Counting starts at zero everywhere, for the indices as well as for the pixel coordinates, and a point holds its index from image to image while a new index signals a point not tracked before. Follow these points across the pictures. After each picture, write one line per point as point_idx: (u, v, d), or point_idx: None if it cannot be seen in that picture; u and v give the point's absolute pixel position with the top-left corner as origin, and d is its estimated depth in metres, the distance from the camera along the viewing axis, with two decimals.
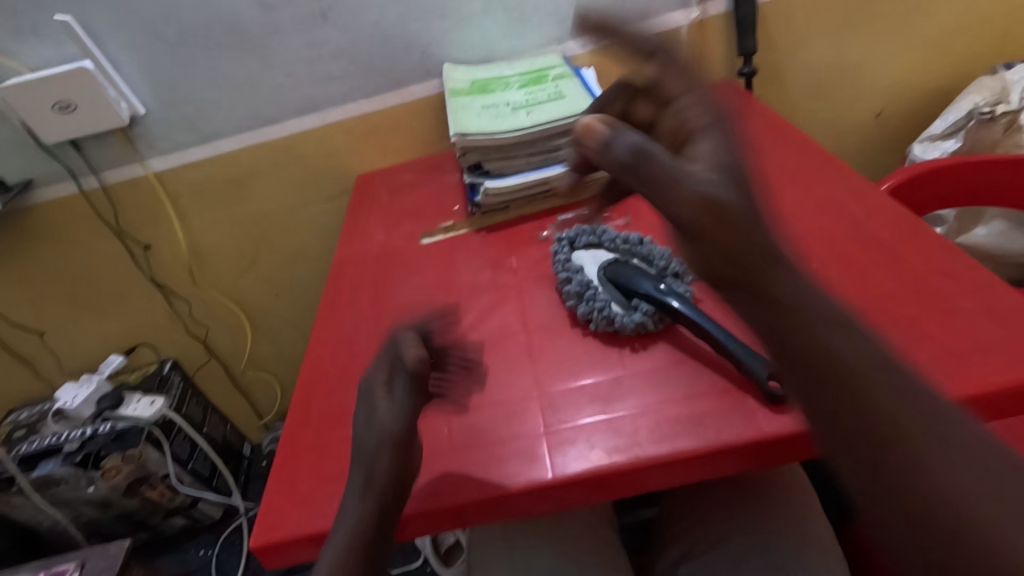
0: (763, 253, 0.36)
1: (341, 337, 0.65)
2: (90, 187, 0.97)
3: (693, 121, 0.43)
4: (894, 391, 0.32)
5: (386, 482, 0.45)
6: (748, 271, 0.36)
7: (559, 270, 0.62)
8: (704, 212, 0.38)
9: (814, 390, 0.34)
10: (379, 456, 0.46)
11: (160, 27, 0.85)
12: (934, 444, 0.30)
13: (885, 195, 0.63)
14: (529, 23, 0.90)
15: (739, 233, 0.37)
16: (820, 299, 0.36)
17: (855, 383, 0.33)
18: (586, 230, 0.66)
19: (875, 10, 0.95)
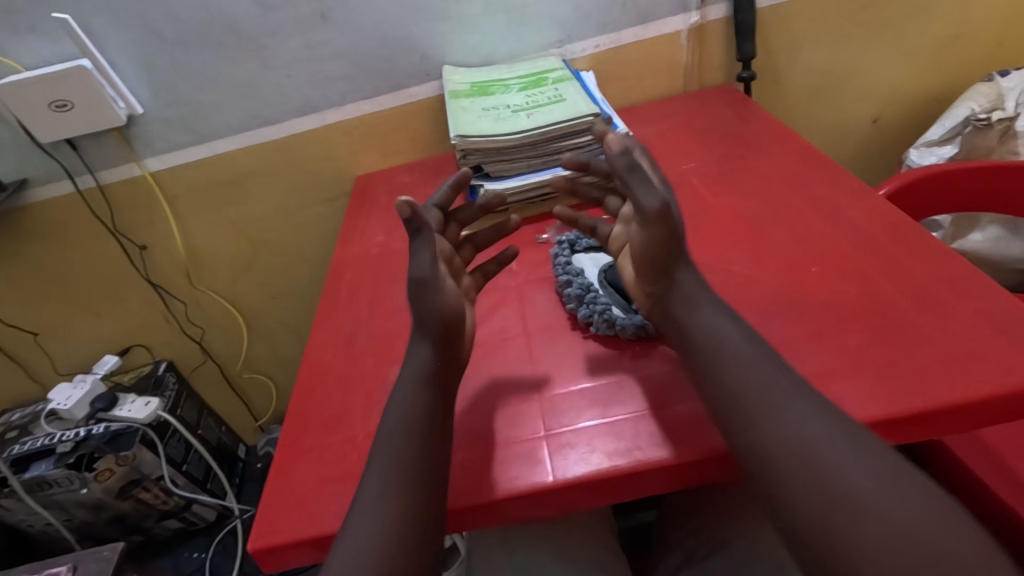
0: (679, 259, 0.53)
1: (340, 339, 0.65)
2: (86, 187, 0.97)
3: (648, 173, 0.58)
4: (768, 374, 0.45)
5: (441, 315, 0.51)
6: (667, 267, 0.52)
7: (559, 273, 0.63)
8: (664, 219, 0.51)
9: (714, 375, 0.47)
10: (426, 290, 0.51)
11: (159, 27, 0.84)
12: (798, 415, 0.43)
13: (883, 200, 0.63)
14: (529, 26, 0.90)
15: (674, 240, 0.52)
16: (710, 302, 0.51)
17: (738, 372, 0.46)
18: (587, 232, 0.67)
19: (872, 16, 0.96)
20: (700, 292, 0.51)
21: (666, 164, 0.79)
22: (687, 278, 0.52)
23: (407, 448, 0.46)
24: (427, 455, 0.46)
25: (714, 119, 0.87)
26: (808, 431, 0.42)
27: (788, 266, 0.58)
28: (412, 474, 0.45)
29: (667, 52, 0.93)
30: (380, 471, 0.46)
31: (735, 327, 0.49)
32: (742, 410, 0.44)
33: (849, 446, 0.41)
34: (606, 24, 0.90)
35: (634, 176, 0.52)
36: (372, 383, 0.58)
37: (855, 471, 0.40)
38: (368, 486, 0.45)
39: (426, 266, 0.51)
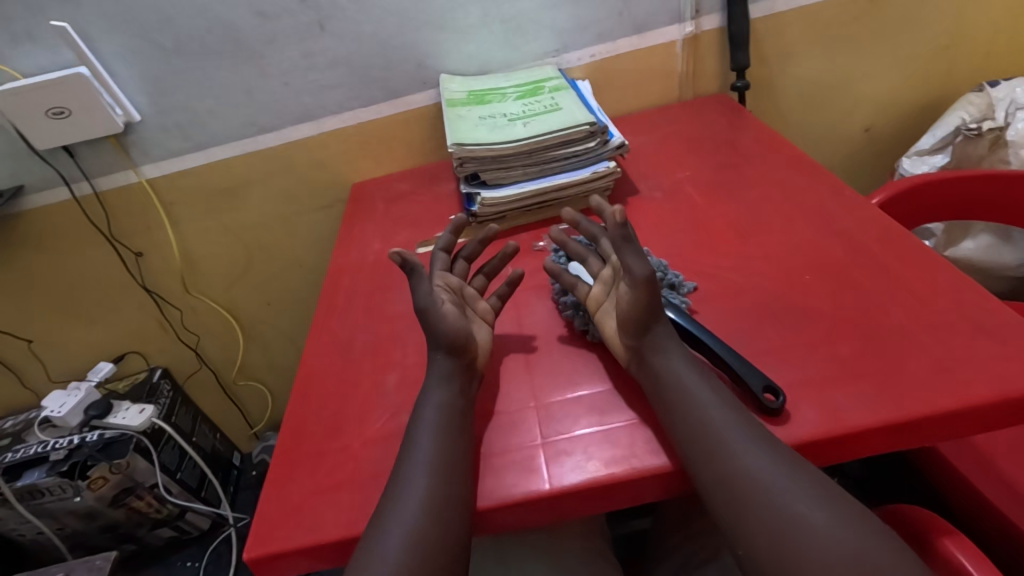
0: (655, 311, 0.51)
1: (336, 346, 0.65)
2: (81, 194, 0.97)
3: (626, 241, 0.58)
4: (724, 410, 0.46)
5: (449, 335, 0.53)
6: (645, 322, 0.51)
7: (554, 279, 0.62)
8: (648, 285, 0.50)
9: (673, 410, 0.46)
10: (430, 317, 0.53)
11: (157, 35, 0.85)
12: (754, 449, 0.44)
13: (875, 209, 0.64)
14: (525, 36, 0.91)
15: (653, 299, 0.51)
16: (670, 339, 0.51)
17: (696, 407, 0.46)
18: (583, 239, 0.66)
19: (864, 27, 0.97)
20: (664, 331, 0.51)
21: (661, 172, 0.80)
22: (660, 324, 0.52)
23: (438, 469, 0.46)
24: (456, 476, 0.46)
25: (709, 127, 0.88)
26: (762, 465, 0.43)
27: (782, 273, 0.59)
28: (441, 496, 0.45)
29: (662, 62, 0.94)
30: (409, 494, 0.45)
31: (691, 366, 0.49)
32: (701, 445, 0.44)
33: (799, 478, 0.42)
34: (601, 34, 0.91)
35: (626, 242, 0.51)
36: (369, 390, 0.58)
37: (802, 503, 0.41)
38: (397, 509, 0.44)
39: (425, 295, 0.54)
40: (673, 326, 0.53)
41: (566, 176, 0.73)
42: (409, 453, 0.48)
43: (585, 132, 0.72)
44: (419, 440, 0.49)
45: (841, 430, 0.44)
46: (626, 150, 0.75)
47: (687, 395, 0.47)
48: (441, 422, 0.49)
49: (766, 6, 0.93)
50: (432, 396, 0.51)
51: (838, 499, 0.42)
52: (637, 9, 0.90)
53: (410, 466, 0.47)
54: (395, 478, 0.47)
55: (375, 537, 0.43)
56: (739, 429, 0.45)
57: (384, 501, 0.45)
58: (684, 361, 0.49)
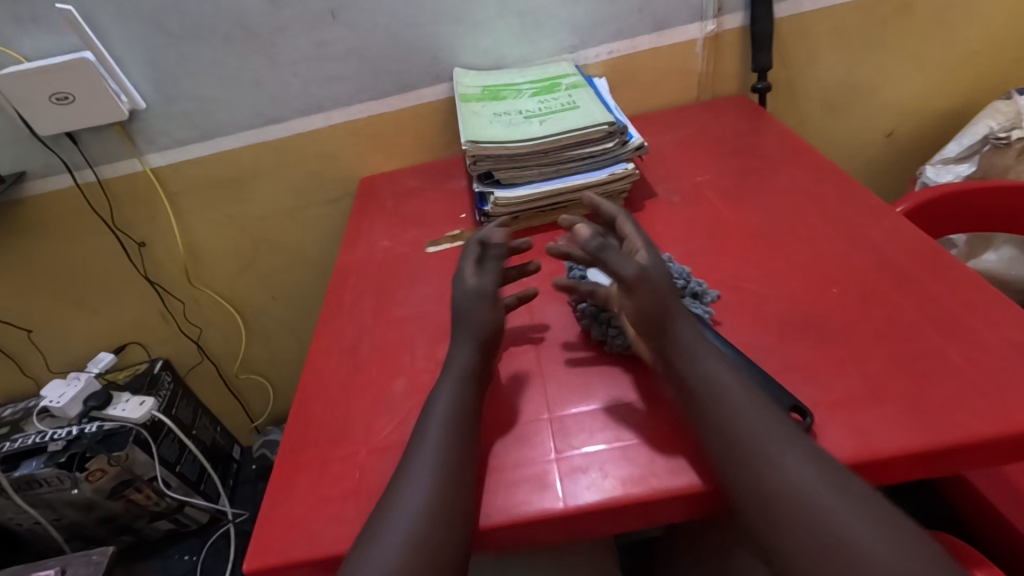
0: (666, 313, 0.50)
1: (343, 348, 0.63)
2: (85, 181, 0.94)
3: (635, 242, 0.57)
4: (772, 417, 0.44)
5: (476, 320, 0.54)
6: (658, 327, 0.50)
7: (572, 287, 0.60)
8: (640, 287, 0.51)
9: (705, 418, 0.45)
10: (463, 299, 0.57)
11: (163, 20, 0.82)
12: (794, 458, 0.41)
13: (904, 220, 0.62)
14: (543, 31, 0.88)
15: (655, 300, 0.51)
16: (705, 344, 0.49)
17: (733, 416, 0.44)
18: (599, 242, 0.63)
19: (891, 31, 0.94)
20: (692, 331, 0.50)
21: (678, 176, 0.78)
22: (684, 322, 0.50)
23: (443, 470, 0.44)
24: (462, 477, 0.44)
25: (728, 130, 0.86)
26: (800, 477, 0.40)
27: (807, 285, 0.57)
28: (445, 496, 0.43)
29: (681, 61, 0.92)
30: (412, 491, 0.44)
31: (727, 369, 0.47)
32: (742, 456, 0.42)
33: (839, 494, 0.39)
34: (620, 30, 0.89)
35: (603, 250, 0.54)
36: (376, 395, 0.57)
37: (847, 519, 0.38)
38: (399, 509, 0.43)
39: (467, 275, 0.58)
40: (701, 327, 0.51)
41: (582, 177, 0.71)
42: (416, 449, 0.47)
43: (604, 132, 0.70)
44: (425, 437, 0.47)
45: (870, 456, 0.42)
46: (645, 152, 0.72)
47: (718, 398, 0.45)
48: (451, 422, 0.47)
49: (791, 6, 0.90)
50: (445, 389, 0.50)
51: (890, 525, 0.38)
52: (658, 6, 0.87)
53: (415, 465, 0.45)
54: (398, 478, 0.45)
55: (371, 539, 0.42)
56: (773, 433, 0.43)
57: (386, 499, 0.44)
58: (717, 363, 0.48)
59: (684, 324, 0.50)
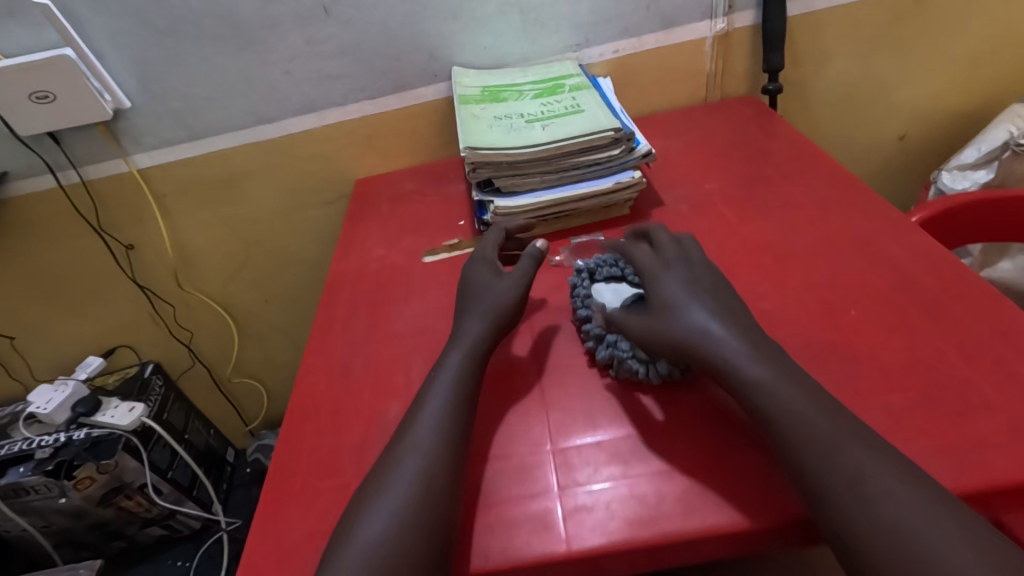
0: (685, 340, 0.47)
1: (335, 366, 0.61)
2: (68, 182, 0.91)
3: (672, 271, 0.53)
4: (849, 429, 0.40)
5: (481, 294, 0.57)
6: (677, 353, 0.47)
7: (577, 305, 0.57)
8: (637, 325, 0.50)
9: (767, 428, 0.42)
10: (474, 272, 0.60)
11: (148, 16, 0.78)
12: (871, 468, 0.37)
13: (925, 235, 0.59)
14: (546, 28, 0.84)
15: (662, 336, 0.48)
16: (763, 346, 0.46)
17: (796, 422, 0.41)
18: (608, 260, 0.60)
19: (907, 30, 0.91)
20: (735, 340, 0.46)
21: (686, 183, 0.75)
22: (726, 333, 0.46)
23: (426, 473, 0.43)
24: (444, 482, 0.42)
25: (738, 133, 0.82)
26: (888, 498, 0.36)
27: (823, 306, 0.54)
28: (422, 498, 0.41)
29: (689, 60, 0.88)
30: (405, 460, 0.44)
31: (773, 370, 0.44)
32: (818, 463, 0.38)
33: (945, 526, 0.34)
34: (626, 28, 0.85)
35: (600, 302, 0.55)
36: (369, 420, 0.54)
37: (932, 537, 0.34)
38: (374, 507, 0.42)
39: (484, 249, 0.62)
40: (716, 349, 0.46)
41: (586, 186, 0.68)
42: (398, 446, 0.46)
43: (610, 138, 0.66)
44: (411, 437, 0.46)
45: None
46: (652, 159, 0.69)
47: (791, 410, 0.41)
48: (450, 397, 0.48)
49: (805, 3, 0.86)
50: (451, 360, 0.51)
51: (1010, 569, 0.32)
52: (665, 3, 0.83)
53: (397, 463, 0.44)
54: (380, 475, 0.44)
55: (362, 508, 0.42)
56: (851, 447, 0.39)
57: (380, 468, 0.44)
58: (770, 366, 0.44)
59: (718, 328, 0.47)
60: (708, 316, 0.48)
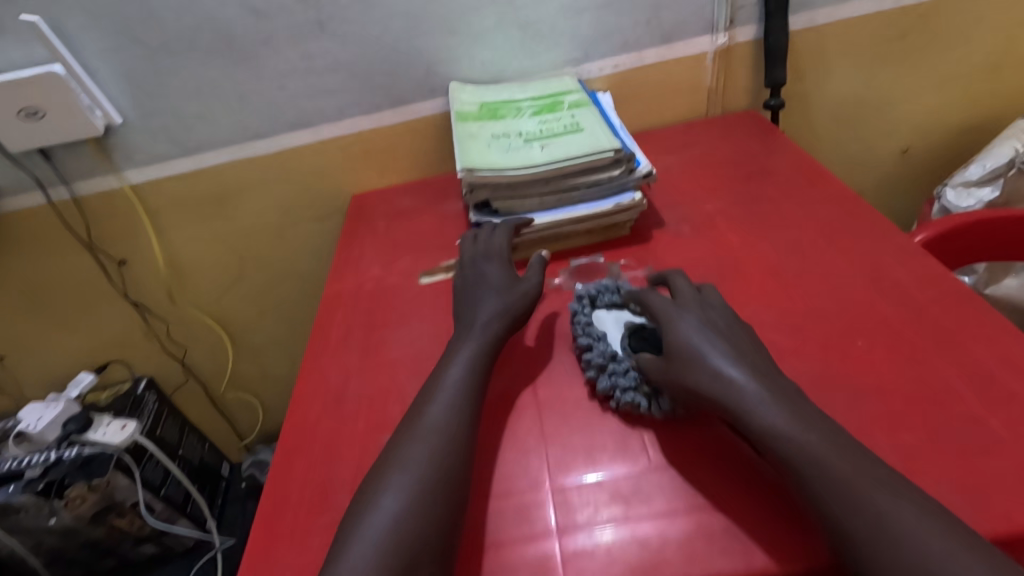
0: (701, 388, 0.45)
1: (328, 394, 0.59)
2: (59, 198, 0.89)
3: (703, 318, 0.50)
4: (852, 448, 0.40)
5: (492, 287, 0.60)
6: (689, 396, 0.46)
7: (578, 333, 0.56)
8: (654, 365, 0.49)
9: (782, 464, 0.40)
10: (486, 264, 0.62)
11: (139, 31, 0.76)
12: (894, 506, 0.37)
13: (933, 261, 0.57)
14: (544, 42, 0.83)
15: (676, 379, 0.47)
16: (767, 371, 0.46)
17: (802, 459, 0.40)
18: (608, 285, 0.59)
19: (911, 45, 0.90)
20: (754, 385, 0.44)
21: (687, 202, 0.73)
22: (746, 378, 0.45)
23: (425, 479, 0.44)
24: (444, 487, 0.43)
25: (740, 150, 0.81)
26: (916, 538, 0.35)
27: (829, 335, 0.52)
28: (422, 500, 0.43)
29: (690, 75, 0.87)
30: (421, 442, 0.46)
31: (790, 418, 0.42)
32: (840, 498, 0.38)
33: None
34: (626, 42, 0.84)
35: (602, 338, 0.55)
36: (363, 453, 0.52)
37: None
38: (373, 508, 0.43)
39: (497, 241, 0.64)
40: (727, 395, 0.44)
41: (586, 208, 0.66)
42: (397, 449, 0.47)
43: (611, 159, 0.65)
44: (411, 440, 0.47)
45: None
46: (653, 179, 0.67)
47: (816, 455, 0.40)
48: (464, 383, 0.51)
49: (807, 18, 0.85)
50: (465, 347, 0.54)
51: None
52: (666, 17, 0.82)
53: (395, 467, 0.45)
54: (377, 479, 0.45)
55: (380, 485, 0.44)
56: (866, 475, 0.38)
57: (397, 446, 0.47)
58: (791, 410, 0.42)
59: (736, 372, 0.45)
60: (722, 361, 0.46)
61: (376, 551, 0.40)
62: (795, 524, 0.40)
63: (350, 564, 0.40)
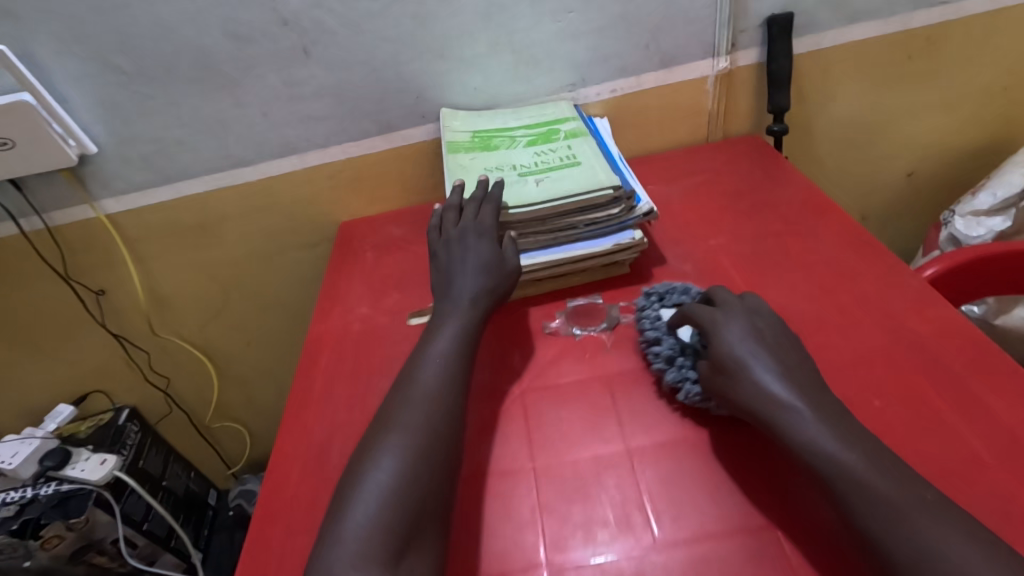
0: (755, 401, 0.45)
1: (311, 452, 0.56)
2: (32, 229, 0.86)
3: (762, 332, 0.49)
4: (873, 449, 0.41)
5: (478, 263, 0.58)
6: (747, 413, 0.45)
7: (645, 327, 0.57)
8: (713, 371, 0.48)
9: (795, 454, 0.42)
10: (470, 238, 0.60)
11: (113, 58, 0.73)
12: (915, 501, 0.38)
13: (948, 312, 0.55)
14: (539, 67, 0.80)
15: (728, 387, 0.47)
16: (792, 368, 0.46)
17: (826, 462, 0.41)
18: (678, 286, 0.60)
19: (919, 67, 0.87)
20: (804, 404, 0.44)
21: (689, 237, 0.70)
22: (789, 395, 0.44)
23: (416, 454, 0.46)
24: (434, 465, 0.46)
25: (743, 179, 0.78)
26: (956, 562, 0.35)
27: None
28: (414, 474, 0.45)
29: (691, 99, 0.84)
30: (413, 407, 0.49)
31: (837, 437, 0.42)
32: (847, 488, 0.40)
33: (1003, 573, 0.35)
34: (625, 67, 0.81)
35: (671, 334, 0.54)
36: None
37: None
38: (370, 472, 0.45)
39: (483, 217, 0.61)
40: (770, 408, 0.44)
41: (583, 247, 0.62)
42: (391, 419, 0.49)
43: (609, 197, 0.62)
44: (404, 412, 0.49)
45: None
46: (654, 217, 0.64)
47: (858, 474, 0.40)
48: (449, 353, 0.53)
49: (812, 41, 0.82)
50: (449, 320, 0.55)
51: None
52: (666, 41, 0.79)
53: (387, 437, 0.47)
54: (371, 449, 0.47)
55: (375, 452, 0.47)
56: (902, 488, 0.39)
57: (388, 414, 0.50)
58: (834, 429, 0.42)
59: (781, 389, 0.45)
60: (772, 377, 0.45)
61: (376, 514, 0.42)
62: (818, 522, 0.42)
63: (351, 528, 0.42)
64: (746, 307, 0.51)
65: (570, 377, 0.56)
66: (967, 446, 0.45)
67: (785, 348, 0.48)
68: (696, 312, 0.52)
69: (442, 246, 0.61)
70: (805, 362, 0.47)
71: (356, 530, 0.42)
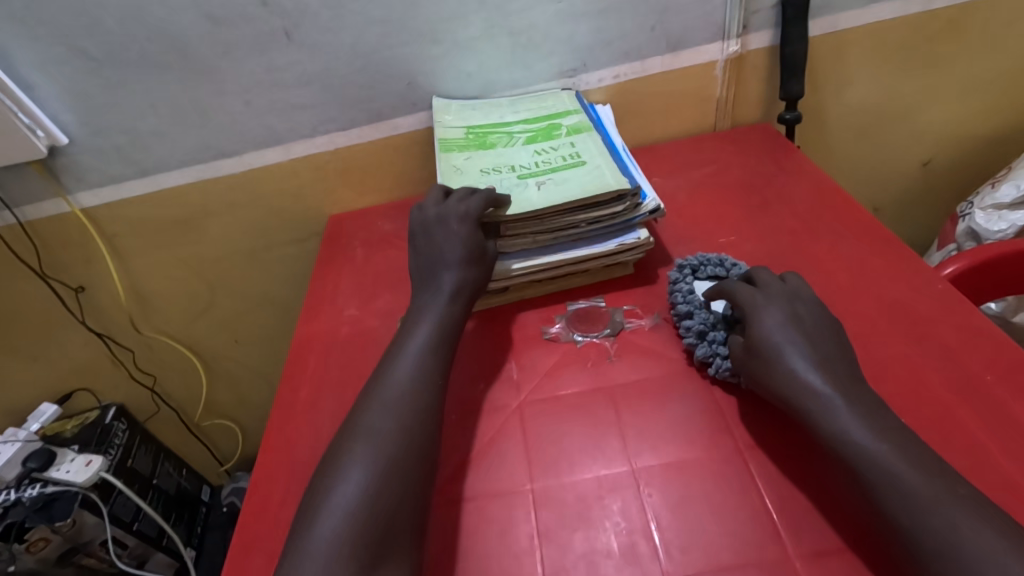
0: (788, 385, 0.43)
1: (297, 468, 0.53)
2: (4, 224, 0.81)
3: (803, 313, 0.47)
4: (918, 451, 0.39)
5: (455, 254, 0.55)
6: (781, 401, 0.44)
7: (678, 301, 0.56)
8: (744, 351, 0.47)
9: (839, 454, 0.40)
10: (444, 225, 0.56)
11: (80, 42, 0.68)
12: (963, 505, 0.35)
13: (975, 319, 0.51)
14: (538, 52, 0.75)
15: (761, 370, 0.45)
16: (834, 355, 0.44)
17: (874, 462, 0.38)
18: (713, 257, 0.59)
19: (941, 50, 0.82)
20: (839, 396, 0.42)
21: (697, 235, 0.66)
22: (824, 386, 0.42)
23: (384, 466, 0.43)
24: (406, 475, 0.43)
25: (754, 170, 0.74)
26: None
27: None
28: (386, 483, 0.42)
29: (698, 86, 0.79)
30: (381, 412, 0.46)
31: (871, 441, 0.39)
32: (885, 482, 0.37)
33: None
34: (628, 51, 0.76)
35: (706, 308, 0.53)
36: None
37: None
38: (339, 483, 0.42)
39: (461, 204, 0.57)
40: (807, 396, 0.42)
41: (585, 248, 0.59)
42: (356, 424, 0.46)
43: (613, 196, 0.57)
44: (377, 417, 0.46)
45: None
46: (661, 214, 0.59)
47: (899, 475, 0.37)
48: (422, 354, 0.50)
49: (828, 22, 0.77)
50: (427, 312, 0.53)
51: None
52: (673, 24, 0.74)
53: (352, 445, 0.44)
54: (339, 455, 0.44)
55: (342, 462, 0.43)
56: (942, 495, 0.36)
57: (357, 417, 0.47)
58: (876, 423, 0.40)
59: (817, 380, 0.43)
60: (807, 369, 0.43)
61: (344, 525, 0.40)
62: (841, 520, 0.41)
63: (317, 541, 0.39)
64: (782, 285, 0.50)
65: (570, 388, 0.53)
66: (1002, 469, 0.42)
67: (830, 338, 0.46)
68: (735, 291, 0.51)
69: (421, 232, 0.58)
70: (847, 347, 0.46)
71: (323, 541, 0.39)
